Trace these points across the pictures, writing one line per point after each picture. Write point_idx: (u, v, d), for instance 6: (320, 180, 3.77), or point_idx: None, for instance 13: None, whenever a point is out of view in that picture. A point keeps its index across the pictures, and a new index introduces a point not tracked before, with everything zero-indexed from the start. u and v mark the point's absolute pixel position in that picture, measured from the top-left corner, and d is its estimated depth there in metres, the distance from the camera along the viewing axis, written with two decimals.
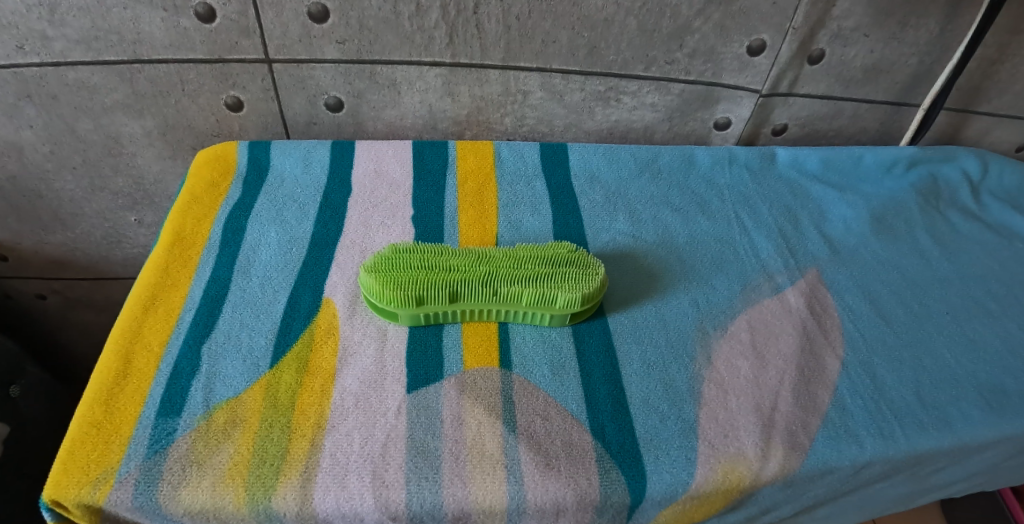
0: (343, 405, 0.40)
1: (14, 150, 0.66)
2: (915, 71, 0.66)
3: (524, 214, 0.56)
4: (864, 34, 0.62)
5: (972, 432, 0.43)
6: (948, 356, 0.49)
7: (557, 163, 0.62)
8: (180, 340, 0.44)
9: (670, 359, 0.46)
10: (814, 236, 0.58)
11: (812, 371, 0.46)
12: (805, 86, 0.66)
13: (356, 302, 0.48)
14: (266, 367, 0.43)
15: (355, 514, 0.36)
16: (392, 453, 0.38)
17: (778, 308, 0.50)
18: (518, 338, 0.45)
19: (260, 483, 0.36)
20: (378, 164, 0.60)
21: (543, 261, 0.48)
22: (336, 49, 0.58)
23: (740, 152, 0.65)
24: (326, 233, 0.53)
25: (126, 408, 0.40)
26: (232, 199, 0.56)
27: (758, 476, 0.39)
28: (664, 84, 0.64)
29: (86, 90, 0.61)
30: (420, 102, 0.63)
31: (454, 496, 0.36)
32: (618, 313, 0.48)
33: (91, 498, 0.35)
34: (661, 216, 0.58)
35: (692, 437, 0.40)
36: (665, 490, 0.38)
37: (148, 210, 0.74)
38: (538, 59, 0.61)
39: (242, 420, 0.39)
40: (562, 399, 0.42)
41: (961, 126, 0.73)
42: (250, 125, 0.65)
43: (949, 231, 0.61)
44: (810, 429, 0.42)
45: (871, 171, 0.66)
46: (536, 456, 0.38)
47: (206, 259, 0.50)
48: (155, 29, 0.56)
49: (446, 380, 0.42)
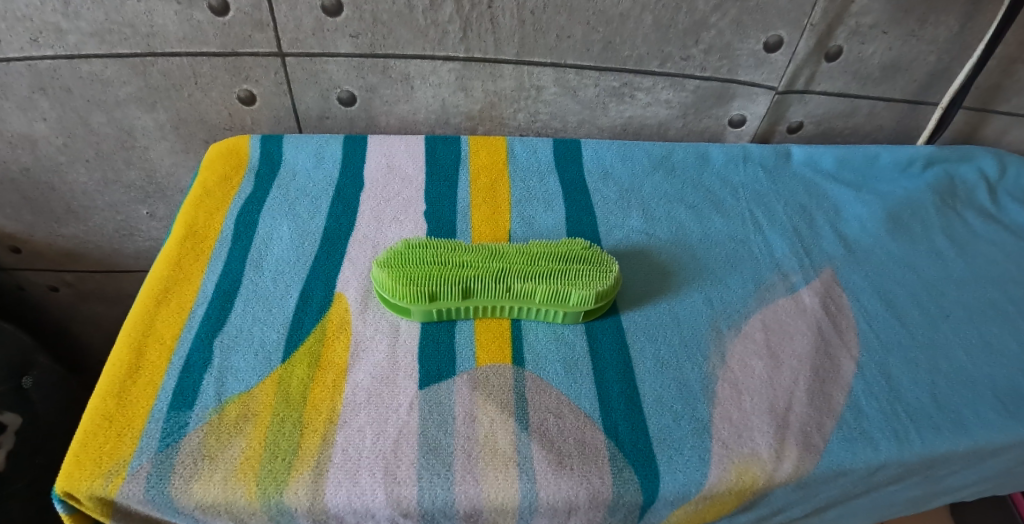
0: (355, 400, 0.40)
1: (28, 142, 0.66)
2: (934, 69, 0.65)
3: (537, 210, 0.56)
4: (883, 31, 0.61)
5: (988, 435, 0.43)
6: (964, 358, 0.48)
7: (569, 160, 0.61)
8: (192, 333, 0.44)
9: (684, 357, 0.45)
10: (830, 235, 0.57)
11: (828, 371, 0.45)
12: (822, 84, 0.65)
13: (368, 298, 0.47)
14: (278, 361, 0.43)
15: (366, 509, 0.36)
16: (403, 449, 0.38)
17: (793, 307, 0.50)
18: (532, 335, 0.45)
19: (272, 478, 0.36)
20: (390, 158, 0.60)
21: (557, 258, 0.47)
22: (349, 43, 0.58)
23: (755, 150, 0.65)
24: (338, 227, 0.53)
25: (138, 401, 0.40)
26: (244, 193, 0.56)
27: (772, 477, 0.39)
28: (679, 80, 0.63)
29: (99, 83, 0.61)
30: (433, 97, 0.63)
31: (466, 493, 0.36)
32: (630, 311, 0.48)
33: (104, 489, 0.35)
34: (675, 214, 0.58)
35: (705, 437, 0.40)
36: (678, 490, 0.38)
37: (160, 203, 0.74)
38: (552, 54, 0.60)
39: (254, 414, 0.39)
40: (574, 397, 0.41)
41: (979, 126, 0.72)
42: (263, 118, 0.65)
43: (967, 232, 0.60)
44: (824, 430, 0.41)
45: (887, 171, 0.65)
46: (549, 454, 0.38)
47: (218, 252, 0.50)
48: (168, 22, 0.56)
49: (458, 377, 0.42)
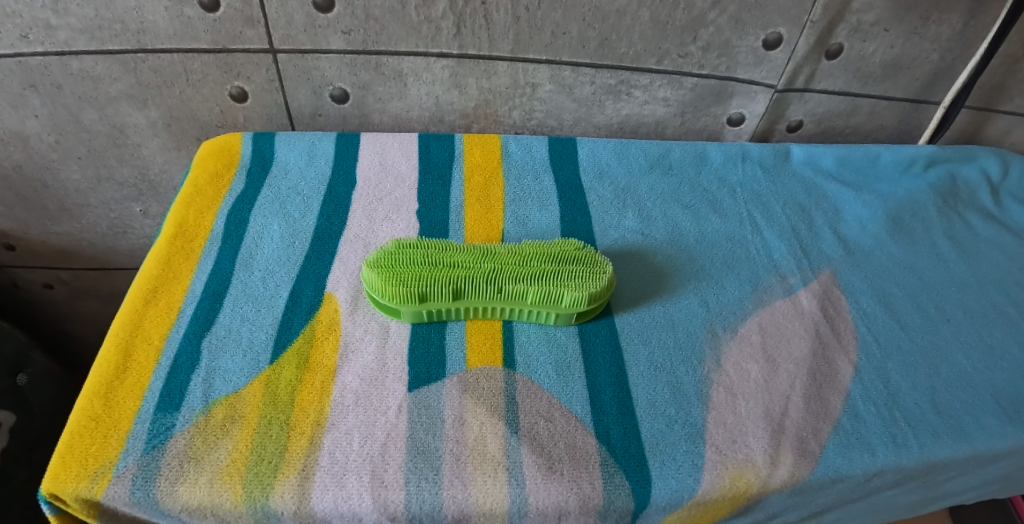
0: (344, 402, 0.40)
1: (19, 139, 0.65)
2: (936, 67, 0.64)
3: (531, 210, 0.55)
4: (884, 29, 0.60)
5: (988, 441, 0.42)
6: (964, 363, 0.47)
7: (565, 159, 0.60)
8: (180, 333, 0.44)
9: (678, 360, 0.44)
10: (829, 236, 0.56)
11: (824, 375, 0.44)
12: (822, 82, 0.64)
13: (359, 298, 0.47)
14: (266, 363, 0.42)
15: (353, 513, 0.35)
16: (392, 452, 0.37)
17: (790, 310, 0.49)
18: (524, 337, 0.44)
19: (258, 481, 0.35)
20: (383, 157, 0.59)
21: (549, 258, 0.47)
22: (342, 39, 0.57)
23: (754, 149, 0.64)
24: (330, 227, 0.52)
25: (125, 402, 0.39)
26: (235, 192, 0.55)
27: (766, 483, 0.38)
28: (677, 78, 0.62)
29: (90, 80, 0.60)
30: (427, 94, 0.62)
31: (454, 498, 0.36)
32: (624, 313, 0.47)
33: (90, 492, 0.35)
34: (672, 214, 0.57)
35: (699, 442, 0.39)
36: (670, 496, 0.37)
37: (153, 201, 0.74)
38: (548, 51, 0.59)
39: (241, 415, 0.39)
40: (566, 400, 0.41)
41: (982, 125, 0.71)
42: (256, 115, 0.64)
43: (968, 233, 0.59)
44: (821, 436, 0.41)
45: (888, 171, 0.64)
46: (539, 459, 0.37)
47: (208, 251, 0.50)
48: (158, 18, 0.55)
49: (448, 379, 0.41)
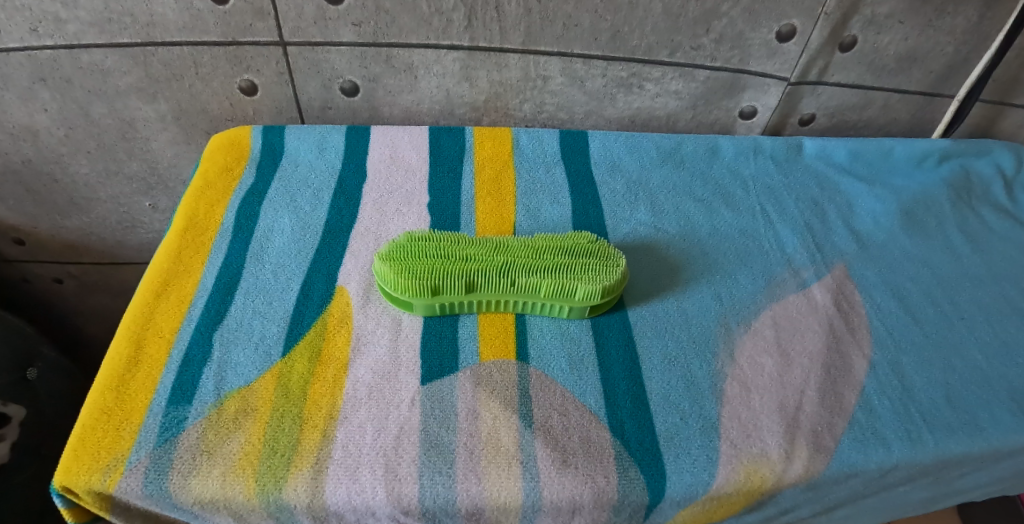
0: (356, 396, 0.39)
1: (29, 133, 0.65)
2: (951, 60, 0.64)
3: (543, 203, 0.55)
4: (899, 21, 0.59)
5: (1005, 437, 0.42)
6: (980, 358, 0.47)
7: (576, 153, 0.60)
8: (192, 326, 0.44)
9: (692, 354, 0.44)
10: (842, 231, 0.56)
11: (839, 370, 0.44)
12: (835, 75, 0.63)
13: (370, 291, 0.46)
14: (278, 356, 0.42)
15: (366, 507, 0.35)
16: (405, 446, 0.37)
17: (804, 304, 0.49)
18: (536, 331, 0.44)
19: (270, 474, 0.35)
20: (394, 149, 0.59)
21: (563, 251, 0.46)
22: (351, 32, 0.57)
23: (767, 142, 0.63)
24: (340, 220, 0.52)
25: (137, 395, 0.39)
26: (245, 185, 0.55)
27: (781, 478, 0.38)
28: (689, 70, 0.62)
29: (100, 73, 0.60)
30: (437, 87, 0.62)
31: (468, 491, 0.35)
32: (638, 307, 0.47)
33: (103, 485, 0.35)
34: (684, 207, 0.56)
35: (713, 436, 0.39)
36: (684, 491, 0.37)
37: (162, 195, 0.74)
38: (559, 43, 0.59)
39: (253, 409, 0.39)
40: (579, 393, 0.41)
41: (996, 119, 0.70)
42: (265, 109, 0.64)
43: (982, 228, 0.58)
44: (836, 430, 0.40)
45: (901, 165, 0.64)
46: (552, 452, 0.37)
47: (219, 244, 0.50)
48: (168, 10, 0.55)
49: (461, 372, 0.41)
